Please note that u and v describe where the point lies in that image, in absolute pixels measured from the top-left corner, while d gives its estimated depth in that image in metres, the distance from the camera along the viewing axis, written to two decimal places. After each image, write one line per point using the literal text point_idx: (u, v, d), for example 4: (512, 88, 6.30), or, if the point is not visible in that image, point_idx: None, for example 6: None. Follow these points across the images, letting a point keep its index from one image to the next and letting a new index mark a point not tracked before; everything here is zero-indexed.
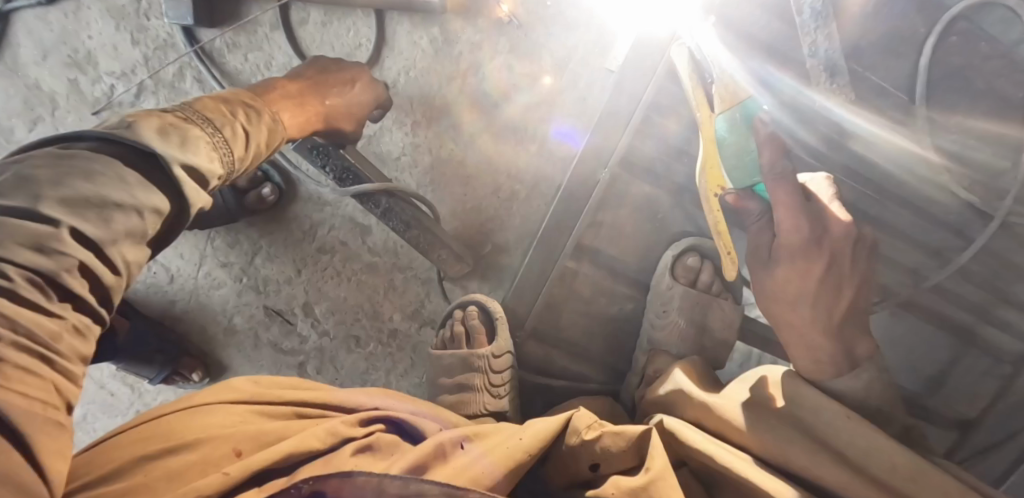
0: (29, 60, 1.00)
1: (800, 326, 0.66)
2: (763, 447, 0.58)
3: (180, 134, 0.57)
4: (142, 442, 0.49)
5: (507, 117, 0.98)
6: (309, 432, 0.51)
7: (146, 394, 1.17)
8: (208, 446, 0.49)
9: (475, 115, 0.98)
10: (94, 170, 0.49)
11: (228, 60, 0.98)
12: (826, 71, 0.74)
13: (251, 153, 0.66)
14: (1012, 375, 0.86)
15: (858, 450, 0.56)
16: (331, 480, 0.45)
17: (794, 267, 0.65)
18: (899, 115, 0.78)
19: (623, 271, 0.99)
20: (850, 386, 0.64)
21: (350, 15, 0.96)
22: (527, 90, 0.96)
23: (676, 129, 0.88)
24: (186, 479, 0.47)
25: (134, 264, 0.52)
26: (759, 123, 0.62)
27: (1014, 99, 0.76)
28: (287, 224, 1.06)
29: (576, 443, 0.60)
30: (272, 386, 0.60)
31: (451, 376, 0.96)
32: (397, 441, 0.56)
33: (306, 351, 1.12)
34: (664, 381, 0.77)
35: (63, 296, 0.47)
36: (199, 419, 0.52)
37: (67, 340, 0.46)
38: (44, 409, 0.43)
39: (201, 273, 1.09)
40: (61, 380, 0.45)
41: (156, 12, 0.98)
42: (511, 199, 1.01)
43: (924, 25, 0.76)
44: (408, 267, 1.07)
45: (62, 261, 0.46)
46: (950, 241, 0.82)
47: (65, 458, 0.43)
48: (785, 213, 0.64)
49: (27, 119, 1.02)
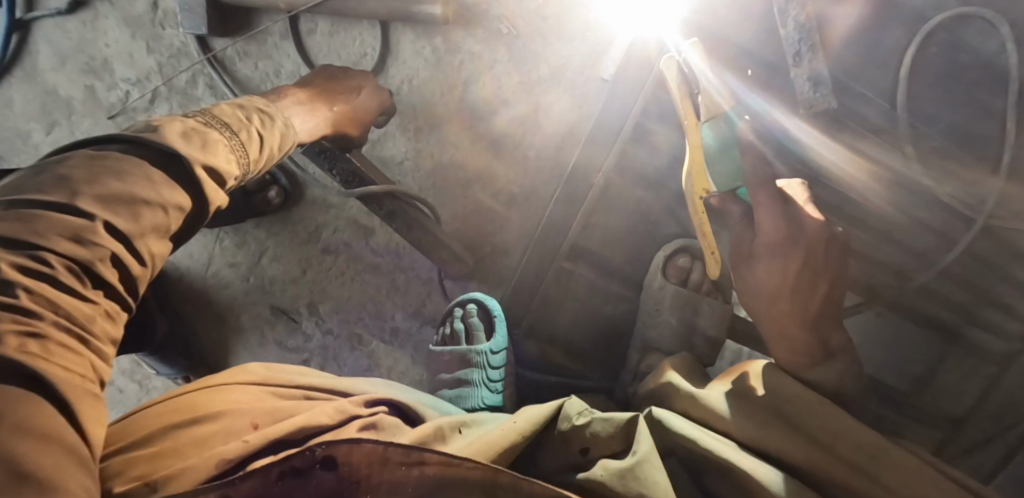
0: (48, 67, 1.05)
1: (779, 319, 0.71)
2: (741, 432, 0.62)
3: (201, 138, 0.62)
4: (170, 412, 0.54)
5: (505, 128, 1.02)
6: (319, 410, 0.56)
7: (154, 390, 1.21)
8: (229, 417, 0.54)
9: (461, 129, 1.03)
10: (125, 170, 0.54)
11: (239, 68, 1.03)
12: (810, 79, 0.78)
13: (265, 155, 0.71)
14: (998, 374, 0.88)
15: (829, 434, 0.60)
16: (342, 445, 0.47)
17: (772, 266, 0.71)
18: (884, 122, 0.81)
19: (615, 272, 1.03)
20: (825, 376, 0.67)
21: (356, 26, 1.00)
22: (524, 99, 1.00)
23: (663, 137, 0.93)
24: (211, 445, 0.51)
25: (157, 256, 0.56)
26: (746, 145, 0.69)
27: (995, 106, 0.78)
28: (294, 224, 1.11)
29: (567, 428, 0.64)
30: (283, 371, 0.64)
31: (450, 372, 1.00)
32: (399, 424, 0.60)
33: (311, 349, 1.16)
34: (655, 376, 0.81)
35: (97, 284, 0.51)
36: (220, 397, 0.56)
37: (99, 323, 0.51)
38: (83, 382, 0.47)
39: (210, 272, 1.13)
40: (96, 359, 0.49)
41: (171, 21, 1.02)
42: (509, 202, 1.06)
43: (905, 36, 0.79)
44: (410, 267, 1.11)
45: (95, 251, 0.50)
46: (932, 244, 0.85)
47: (102, 426, 0.47)
48: (764, 213, 0.70)
49: (44, 123, 1.07)
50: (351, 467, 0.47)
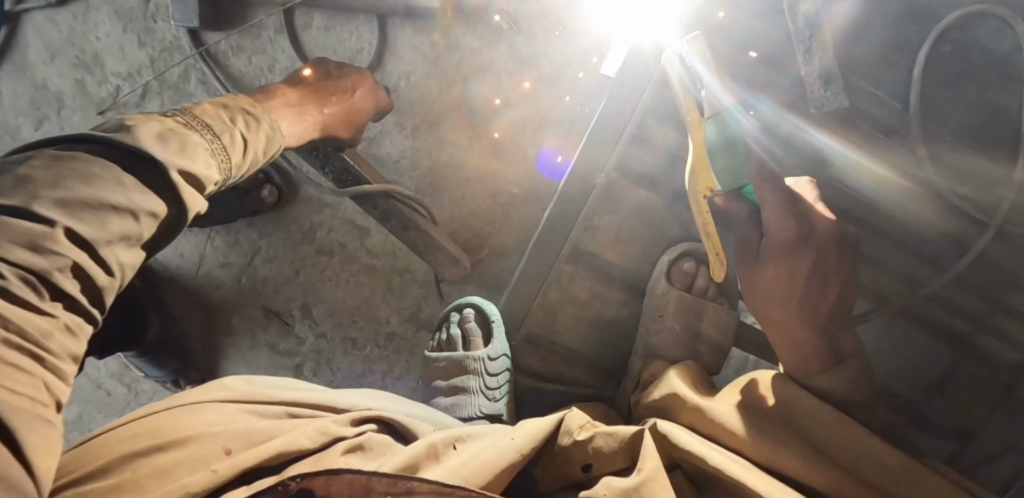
0: (38, 60, 1.01)
1: (786, 322, 0.68)
2: (752, 447, 0.58)
3: (179, 139, 0.59)
4: (132, 438, 0.50)
5: (497, 133, 0.99)
6: (300, 431, 0.52)
7: (142, 393, 1.17)
8: (198, 443, 0.50)
9: (462, 135, 1.00)
10: (92, 173, 0.51)
11: (234, 63, 0.99)
12: (821, 77, 0.67)
13: (248, 160, 0.69)
14: (1011, 385, 0.81)
15: (848, 452, 0.56)
16: (319, 477, 0.44)
17: (781, 266, 0.68)
18: (894, 124, 0.75)
19: (619, 276, 0.99)
20: (828, 385, 0.64)
21: (353, 20, 0.96)
22: (517, 107, 0.97)
23: (666, 136, 0.88)
24: (176, 476, 0.47)
25: (127, 266, 0.54)
26: (749, 146, 0.64)
27: (1009, 108, 0.71)
28: (287, 224, 1.07)
29: (568, 443, 0.59)
30: (265, 386, 0.61)
31: (447, 379, 0.96)
32: (389, 441, 0.57)
33: (303, 353, 1.12)
34: (658, 386, 0.77)
35: (55, 295, 0.48)
36: (189, 419, 0.53)
37: (57, 338, 0.47)
38: (33, 405, 0.43)
39: (200, 272, 1.10)
40: (52, 378, 0.46)
41: (163, 14, 0.99)
42: (508, 203, 1.02)
43: (918, 36, 0.74)
44: (406, 269, 1.07)
45: (55, 260, 0.47)
46: (947, 249, 0.78)
47: (54, 454, 0.43)
48: (774, 212, 0.66)
49: (33, 117, 1.03)
50: None
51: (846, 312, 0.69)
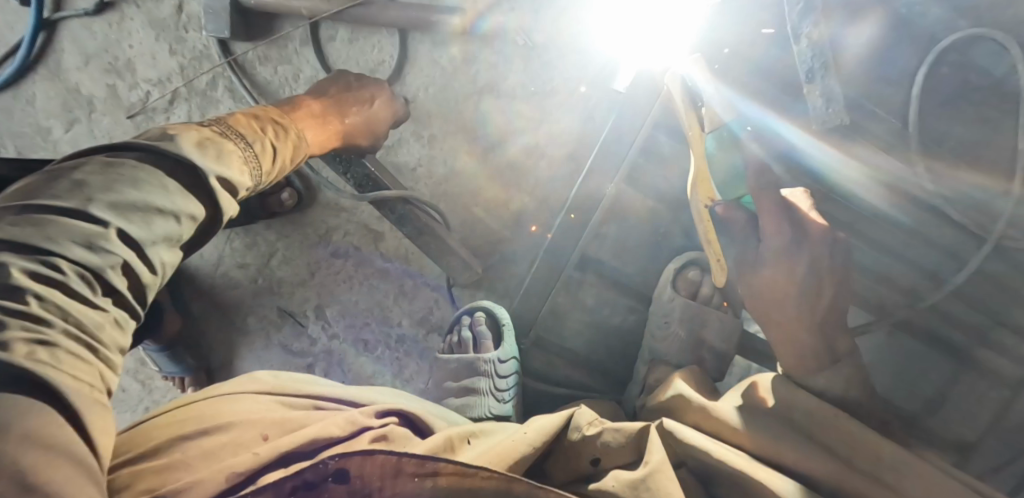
0: (72, 66, 1.05)
1: (784, 322, 0.72)
2: (753, 443, 0.61)
3: (216, 148, 0.62)
4: (176, 424, 0.54)
5: (506, 154, 1.03)
6: (329, 421, 0.55)
7: (157, 390, 1.20)
8: (237, 430, 0.53)
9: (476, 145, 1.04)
10: (140, 178, 0.55)
11: (259, 72, 1.03)
12: (823, 96, 0.68)
13: (276, 167, 0.72)
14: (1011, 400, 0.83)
15: (847, 446, 0.59)
16: (354, 457, 0.47)
17: (777, 270, 0.72)
18: (892, 138, 0.76)
19: (625, 284, 1.02)
20: (828, 384, 0.67)
21: (376, 33, 1.00)
22: (525, 132, 1.01)
23: (677, 154, 0.93)
24: (220, 457, 0.51)
25: (168, 265, 0.57)
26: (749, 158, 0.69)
27: (1003, 125, 0.74)
28: (304, 227, 1.11)
29: (578, 438, 0.63)
30: (291, 380, 0.64)
31: (456, 380, 0.99)
32: (408, 434, 0.60)
33: (316, 353, 1.15)
34: (663, 388, 0.80)
35: (106, 291, 0.52)
36: (227, 407, 0.56)
37: (108, 331, 0.51)
38: (92, 392, 0.47)
39: (219, 272, 1.13)
40: (105, 368, 0.50)
41: (194, 24, 1.03)
42: (519, 211, 1.05)
43: (914, 58, 0.76)
44: (419, 273, 1.11)
45: (107, 258, 0.51)
46: (945, 261, 0.80)
47: (111, 436, 0.47)
48: (770, 221, 0.71)
49: (64, 119, 1.07)
50: (364, 480, 0.46)
51: (844, 319, 0.73)
